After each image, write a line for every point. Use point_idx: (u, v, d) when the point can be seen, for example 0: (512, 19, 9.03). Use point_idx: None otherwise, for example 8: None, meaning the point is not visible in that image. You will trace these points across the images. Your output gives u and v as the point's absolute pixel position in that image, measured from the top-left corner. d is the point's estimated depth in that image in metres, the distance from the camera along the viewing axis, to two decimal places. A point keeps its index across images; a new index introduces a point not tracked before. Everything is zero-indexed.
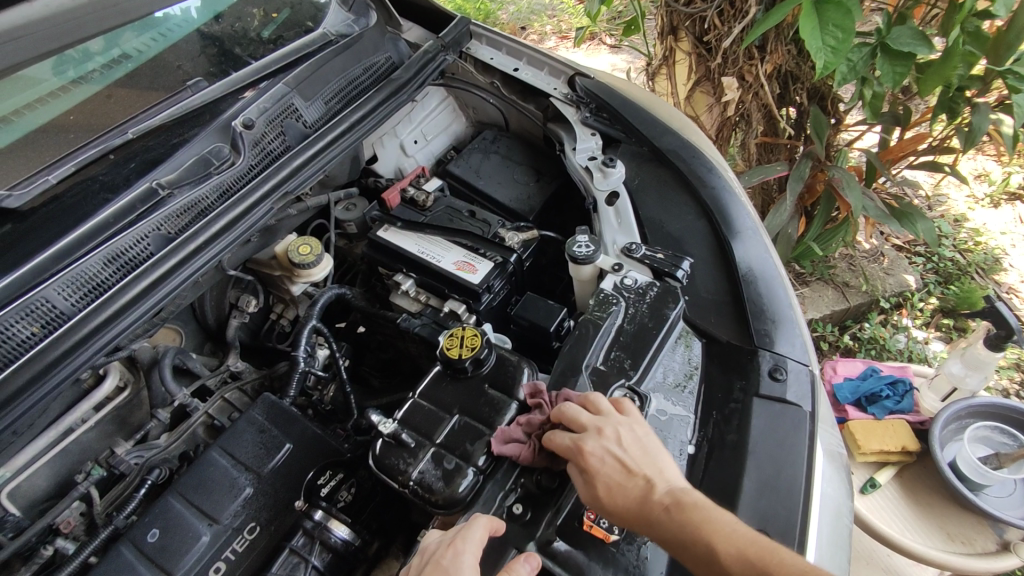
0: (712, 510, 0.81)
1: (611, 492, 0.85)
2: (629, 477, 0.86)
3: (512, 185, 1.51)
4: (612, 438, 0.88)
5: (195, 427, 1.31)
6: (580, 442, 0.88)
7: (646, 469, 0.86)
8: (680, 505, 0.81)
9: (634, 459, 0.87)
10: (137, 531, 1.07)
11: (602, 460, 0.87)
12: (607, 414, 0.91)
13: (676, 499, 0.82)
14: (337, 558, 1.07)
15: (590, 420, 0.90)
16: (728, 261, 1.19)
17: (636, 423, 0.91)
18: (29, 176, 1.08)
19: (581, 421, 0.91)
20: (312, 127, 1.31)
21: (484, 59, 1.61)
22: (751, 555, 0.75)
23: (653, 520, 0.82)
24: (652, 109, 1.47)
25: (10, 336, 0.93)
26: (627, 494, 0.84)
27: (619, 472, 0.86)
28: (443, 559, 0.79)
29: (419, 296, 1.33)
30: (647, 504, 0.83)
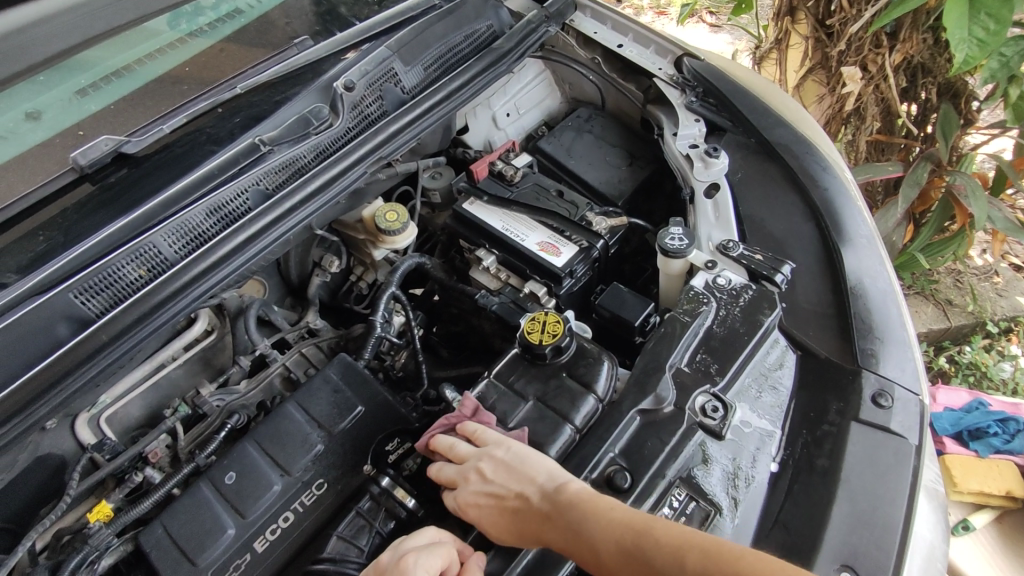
0: (589, 498, 0.81)
1: (497, 527, 0.86)
2: (502, 503, 0.86)
3: (604, 167, 1.45)
4: (476, 478, 0.88)
5: (273, 377, 1.36)
6: (457, 500, 0.88)
7: (514, 487, 0.86)
8: (556, 510, 0.81)
9: (501, 483, 0.87)
10: (216, 471, 1.13)
11: (478, 508, 0.87)
12: (468, 454, 0.91)
13: (550, 505, 0.82)
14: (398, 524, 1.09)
15: (456, 472, 0.90)
16: (837, 270, 1.09)
17: (494, 446, 0.90)
18: (146, 124, 1.13)
19: (450, 478, 0.90)
20: (410, 93, 1.29)
21: (587, 32, 1.54)
22: (627, 544, 0.76)
23: (545, 534, 0.82)
24: (768, 97, 1.36)
25: (119, 277, 0.98)
26: (510, 520, 0.85)
27: (494, 503, 0.86)
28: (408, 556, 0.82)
29: (499, 274, 1.31)
30: (537, 517, 0.83)
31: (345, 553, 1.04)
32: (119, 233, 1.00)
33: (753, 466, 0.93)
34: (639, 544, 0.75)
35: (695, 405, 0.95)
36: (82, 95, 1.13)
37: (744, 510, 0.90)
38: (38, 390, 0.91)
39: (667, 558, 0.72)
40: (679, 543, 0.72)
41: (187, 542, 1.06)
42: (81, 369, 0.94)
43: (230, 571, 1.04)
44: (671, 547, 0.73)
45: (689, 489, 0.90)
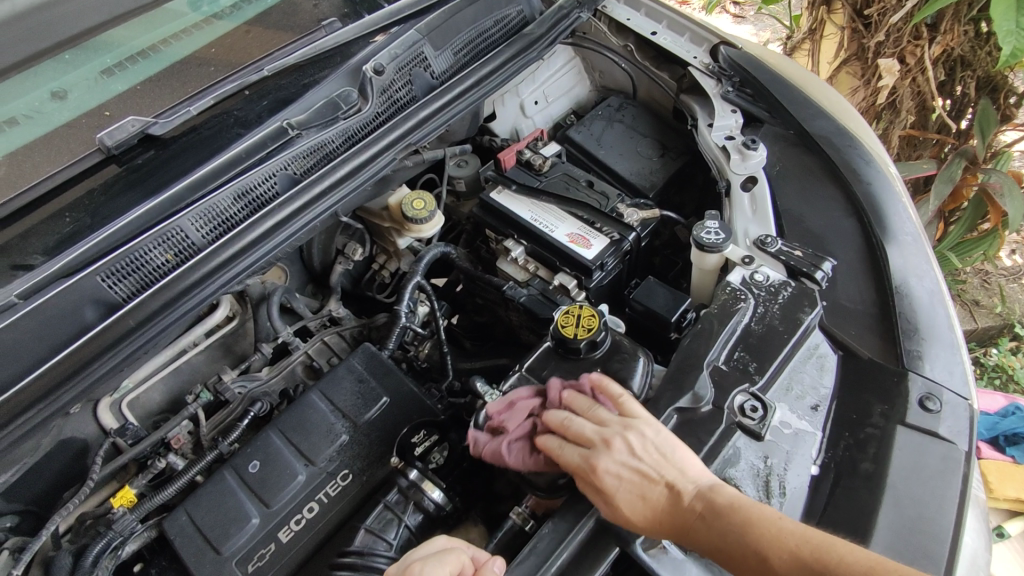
0: (750, 502, 0.78)
1: (630, 506, 0.81)
2: (648, 485, 0.81)
3: (635, 157, 1.42)
4: (623, 450, 0.83)
5: (295, 365, 1.35)
6: (593, 462, 0.83)
7: (663, 471, 0.82)
8: (713, 508, 0.78)
9: (651, 465, 0.82)
10: (240, 460, 1.12)
11: (617, 478, 0.82)
12: (612, 423, 0.87)
13: (707, 501, 0.78)
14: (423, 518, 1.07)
15: (596, 434, 0.86)
16: (881, 268, 1.06)
17: (644, 423, 0.86)
18: (172, 106, 1.11)
19: (586, 436, 0.86)
20: (439, 78, 1.26)
21: (619, 19, 1.50)
22: (806, 557, 0.73)
23: (694, 527, 0.78)
24: (808, 88, 1.31)
25: (146, 262, 0.97)
26: (651, 503, 0.81)
27: (636, 483, 0.82)
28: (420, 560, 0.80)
29: (527, 266, 1.28)
30: (684, 508, 0.79)
31: (372, 547, 1.02)
32: (146, 216, 0.98)
33: (794, 470, 0.89)
34: (823, 560, 0.72)
35: (733, 404, 0.93)
36: (107, 75, 1.10)
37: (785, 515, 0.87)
38: (65, 374, 0.90)
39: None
40: (870, 566, 0.70)
41: (211, 530, 1.05)
42: (108, 354, 0.93)
43: (254, 561, 1.03)
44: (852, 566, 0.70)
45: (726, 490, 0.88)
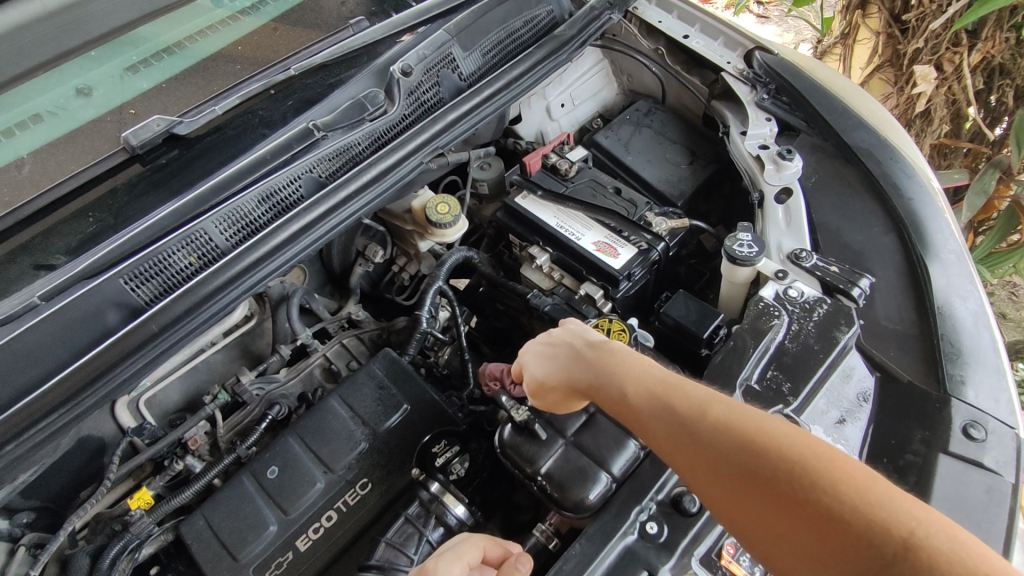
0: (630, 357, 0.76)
1: (534, 370, 0.86)
2: (549, 348, 0.85)
3: (663, 164, 1.38)
4: (539, 327, 0.90)
5: (313, 368, 1.34)
6: (517, 345, 0.92)
7: (564, 336, 0.85)
8: (592, 358, 0.79)
9: (554, 334, 0.86)
10: (258, 464, 1.10)
11: (530, 349, 0.88)
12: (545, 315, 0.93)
13: (588, 353, 0.80)
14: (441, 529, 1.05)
15: (533, 326, 0.94)
16: (922, 287, 1.02)
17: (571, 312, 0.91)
18: (198, 105, 1.10)
19: None
20: (467, 80, 1.23)
21: (651, 21, 1.46)
22: (658, 391, 0.69)
23: (575, 377, 0.79)
24: (847, 96, 1.27)
25: (169, 265, 0.95)
26: (550, 364, 0.84)
27: (541, 347, 0.86)
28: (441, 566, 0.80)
29: (551, 274, 1.26)
30: (570, 361, 0.81)
31: (394, 561, 1.00)
32: (170, 218, 0.97)
33: None
34: (669, 395, 0.68)
35: None
36: (133, 72, 1.09)
37: None
38: (87, 380, 0.89)
39: (696, 408, 0.65)
40: (708, 398, 0.65)
41: (228, 537, 1.04)
42: (130, 358, 0.92)
43: (271, 569, 1.02)
44: (691, 397, 0.67)
45: None
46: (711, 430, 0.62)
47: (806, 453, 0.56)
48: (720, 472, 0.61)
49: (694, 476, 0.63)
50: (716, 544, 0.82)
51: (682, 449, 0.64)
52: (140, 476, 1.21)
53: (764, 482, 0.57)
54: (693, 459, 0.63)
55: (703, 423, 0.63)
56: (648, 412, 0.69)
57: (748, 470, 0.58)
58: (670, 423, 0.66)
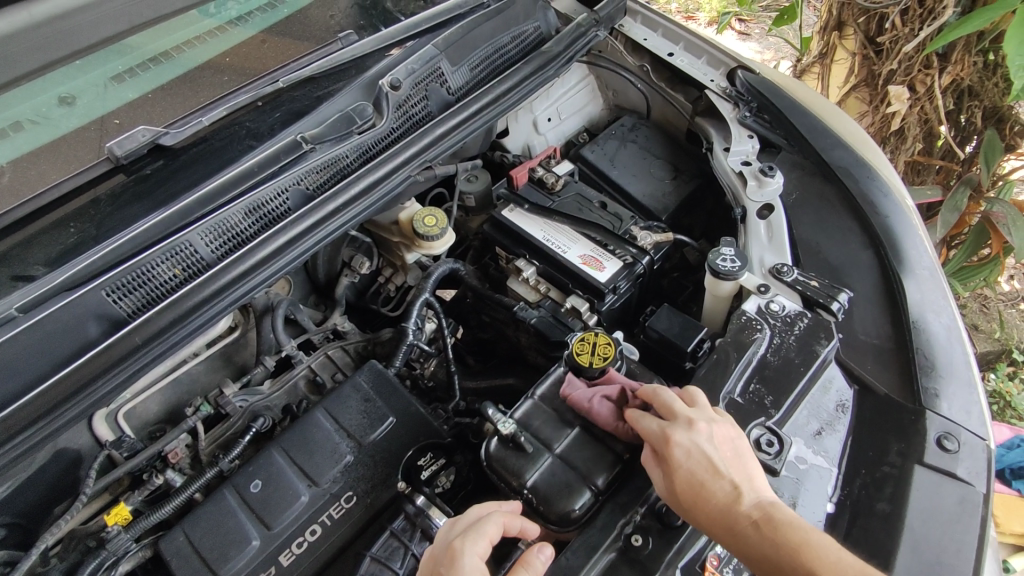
0: (810, 530, 0.76)
1: (691, 491, 0.80)
2: (716, 478, 0.80)
3: (647, 179, 1.41)
4: (704, 434, 0.82)
5: (297, 380, 1.33)
6: (670, 433, 0.83)
7: (734, 470, 0.81)
8: (774, 523, 0.76)
9: (724, 460, 0.81)
10: (241, 478, 1.09)
11: (686, 455, 0.81)
12: (700, 408, 0.86)
13: (768, 515, 0.77)
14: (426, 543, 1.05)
15: (684, 410, 0.85)
16: (898, 302, 1.05)
17: (730, 424, 0.86)
18: (185, 116, 1.09)
19: (674, 410, 0.86)
20: (455, 94, 1.24)
21: (636, 39, 1.49)
22: None
23: (742, 529, 0.77)
24: (824, 114, 1.31)
25: (153, 277, 0.94)
26: (712, 494, 0.79)
27: (702, 467, 0.80)
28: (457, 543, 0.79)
29: (538, 286, 1.26)
30: (743, 511, 0.78)
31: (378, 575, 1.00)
32: (154, 230, 0.96)
33: (808, 507, 0.88)
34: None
35: (750, 438, 0.91)
36: (118, 81, 1.08)
37: None
38: (66, 394, 0.87)
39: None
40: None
41: (209, 552, 1.02)
42: (110, 372, 0.90)
43: None
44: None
45: None
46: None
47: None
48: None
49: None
50: (699, 556, 0.84)
51: None
52: (117, 491, 1.19)
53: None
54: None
55: None
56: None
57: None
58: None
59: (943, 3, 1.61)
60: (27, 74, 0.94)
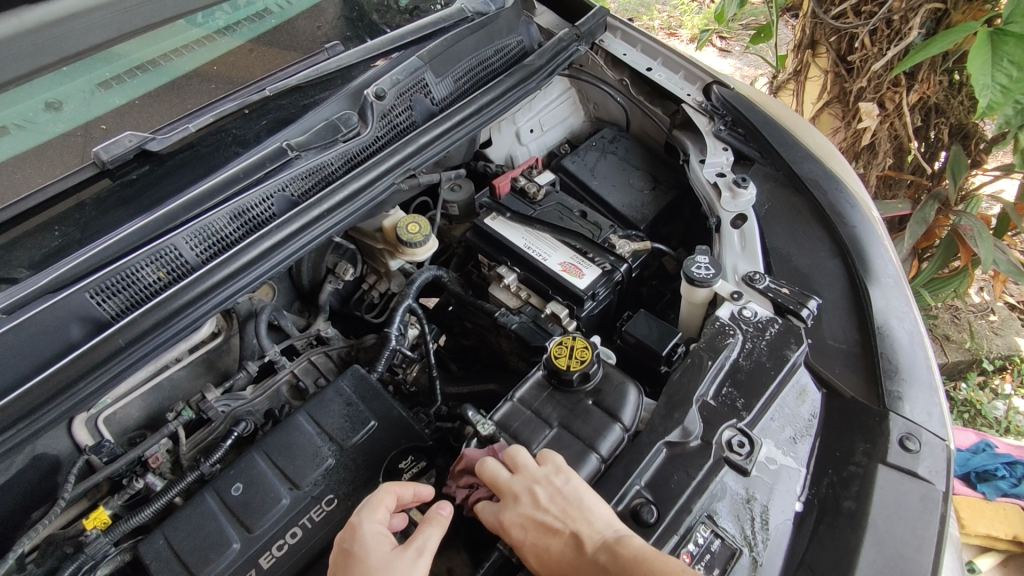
0: (645, 554, 0.75)
1: (542, 558, 0.80)
2: (551, 538, 0.80)
3: (627, 189, 1.45)
4: (528, 500, 0.83)
5: (280, 385, 1.34)
6: (502, 517, 0.83)
7: (568, 521, 0.80)
8: (614, 560, 0.76)
9: (554, 515, 0.81)
10: (222, 482, 1.10)
11: (523, 530, 0.82)
12: (525, 470, 0.86)
13: (612, 552, 0.76)
14: None
15: (505, 484, 0.85)
16: (864, 309, 1.09)
17: (556, 471, 0.85)
18: (172, 122, 1.11)
19: (498, 487, 0.86)
20: (439, 105, 1.27)
21: (616, 54, 1.54)
22: None
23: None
24: (795, 128, 1.36)
25: (138, 279, 0.96)
26: (558, 557, 0.79)
27: (538, 530, 0.81)
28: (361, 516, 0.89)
29: (518, 293, 1.29)
30: (585, 557, 0.78)
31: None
32: (139, 233, 0.97)
33: (778, 506, 0.91)
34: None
35: (722, 439, 0.94)
36: (105, 87, 1.11)
37: (771, 554, 0.88)
38: (48, 395, 0.88)
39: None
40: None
41: (188, 555, 1.03)
42: (92, 374, 0.91)
43: None
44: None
45: (713, 527, 0.88)
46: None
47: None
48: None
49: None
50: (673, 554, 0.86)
51: None
52: (97, 495, 1.19)
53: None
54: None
55: None
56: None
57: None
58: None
59: (909, 25, 1.68)
60: (14, 80, 0.96)
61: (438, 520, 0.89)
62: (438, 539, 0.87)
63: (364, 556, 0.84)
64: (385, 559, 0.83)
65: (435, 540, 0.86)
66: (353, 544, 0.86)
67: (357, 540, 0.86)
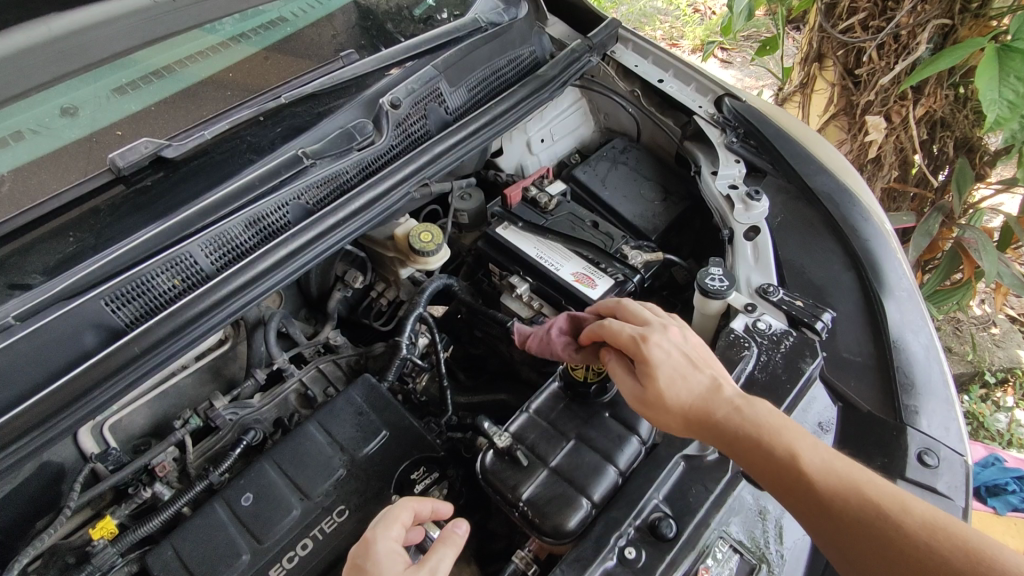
0: (778, 416, 0.83)
1: (674, 381, 0.87)
2: (692, 372, 0.88)
3: (638, 200, 1.45)
4: (674, 336, 0.91)
5: (289, 394, 1.33)
6: (646, 335, 0.90)
7: (705, 367, 0.89)
8: (750, 406, 0.84)
9: (695, 356, 0.90)
10: (232, 492, 1.09)
11: (665, 359, 0.88)
12: (665, 317, 0.95)
13: (745, 399, 0.85)
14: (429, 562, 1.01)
15: (653, 318, 0.94)
16: (880, 323, 1.09)
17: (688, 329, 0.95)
18: (187, 129, 1.10)
19: (641, 321, 0.94)
20: (453, 114, 1.27)
21: (627, 65, 1.54)
22: (835, 470, 0.78)
23: (717, 416, 0.84)
24: (807, 141, 1.36)
25: (152, 287, 0.95)
26: (689, 386, 0.87)
27: (677, 365, 0.88)
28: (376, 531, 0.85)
29: (531, 302, 1.28)
30: (720, 401, 0.85)
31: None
32: (154, 241, 0.97)
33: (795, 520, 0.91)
34: (827, 465, 0.78)
35: None
36: (120, 93, 1.10)
37: (790, 569, 0.88)
38: (61, 404, 0.87)
39: (854, 488, 0.76)
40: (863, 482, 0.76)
41: (198, 566, 1.02)
42: (105, 383, 0.90)
43: None
44: (844, 469, 0.78)
45: (731, 542, 0.88)
46: (877, 497, 0.75)
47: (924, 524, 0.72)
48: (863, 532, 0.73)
49: (839, 545, 0.75)
50: (690, 568, 0.85)
51: (861, 526, 0.73)
52: (101, 504, 1.17)
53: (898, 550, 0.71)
54: (839, 531, 0.74)
55: (911, 519, 0.72)
56: (807, 471, 0.77)
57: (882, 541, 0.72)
58: (826, 483, 0.77)
59: (917, 40, 1.69)
60: (39, 86, 1.00)
61: (452, 540, 0.86)
62: (451, 561, 0.84)
63: (377, 572, 0.80)
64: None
65: (449, 561, 0.82)
66: (365, 560, 0.82)
67: (371, 556, 0.82)
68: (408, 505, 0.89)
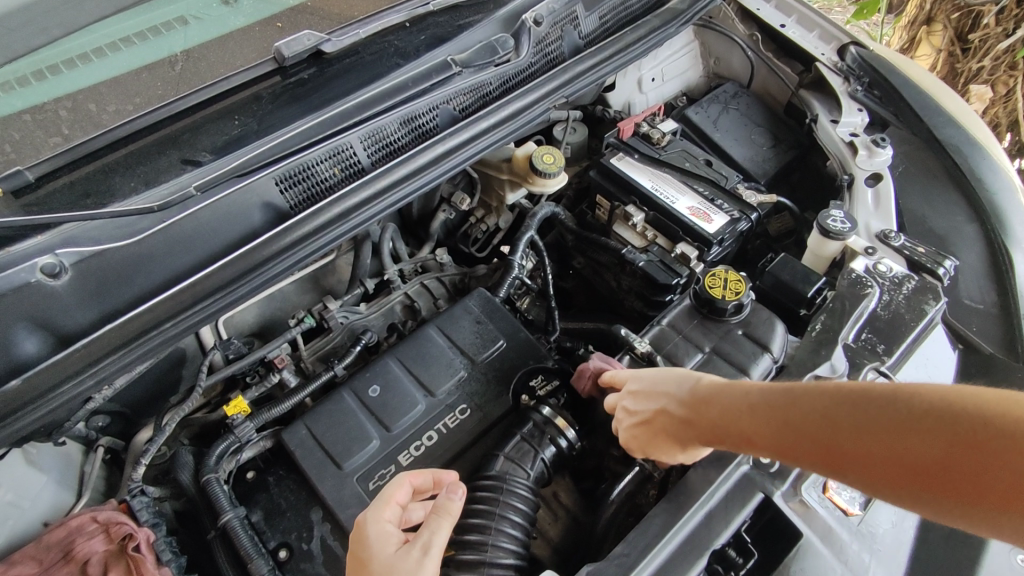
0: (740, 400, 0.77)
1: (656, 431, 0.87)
2: (656, 413, 0.87)
3: (748, 144, 1.46)
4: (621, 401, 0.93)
5: (394, 305, 1.37)
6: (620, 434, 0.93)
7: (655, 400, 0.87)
8: (702, 409, 0.81)
9: (640, 396, 0.90)
10: (360, 383, 1.14)
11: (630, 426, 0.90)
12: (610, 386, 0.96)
13: (697, 403, 0.82)
14: (559, 459, 1.07)
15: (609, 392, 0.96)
16: (1004, 272, 1.12)
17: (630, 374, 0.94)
18: (342, 26, 1.13)
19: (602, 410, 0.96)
20: (585, 39, 1.28)
21: (751, 8, 1.55)
22: (798, 422, 0.70)
23: (698, 433, 0.82)
24: (934, 92, 1.34)
25: (317, 174, 1.00)
26: (665, 424, 0.86)
27: (644, 420, 0.88)
28: (366, 518, 0.82)
29: (645, 233, 1.31)
30: (695, 428, 0.82)
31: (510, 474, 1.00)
32: (317, 127, 0.99)
33: None
34: (813, 413, 0.69)
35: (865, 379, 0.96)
36: None
37: None
38: (237, 273, 0.92)
39: (852, 416, 0.65)
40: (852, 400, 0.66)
41: (332, 446, 1.08)
42: (274, 259, 0.95)
43: (375, 480, 1.05)
44: (827, 402, 0.68)
45: None
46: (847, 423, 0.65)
47: (949, 404, 0.59)
48: (923, 477, 0.60)
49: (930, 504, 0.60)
50: (820, 477, 0.89)
51: (883, 465, 0.62)
52: (214, 393, 1.22)
53: (966, 468, 0.57)
54: (899, 474, 0.62)
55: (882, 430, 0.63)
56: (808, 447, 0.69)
57: (949, 476, 0.58)
58: (834, 443, 0.66)
59: None
60: None
61: (446, 510, 0.80)
62: (447, 532, 0.80)
63: (369, 557, 0.78)
64: (389, 560, 0.77)
65: (442, 536, 0.78)
66: (360, 547, 0.80)
67: (363, 541, 0.80)
68: (400, 487, 0.85)
